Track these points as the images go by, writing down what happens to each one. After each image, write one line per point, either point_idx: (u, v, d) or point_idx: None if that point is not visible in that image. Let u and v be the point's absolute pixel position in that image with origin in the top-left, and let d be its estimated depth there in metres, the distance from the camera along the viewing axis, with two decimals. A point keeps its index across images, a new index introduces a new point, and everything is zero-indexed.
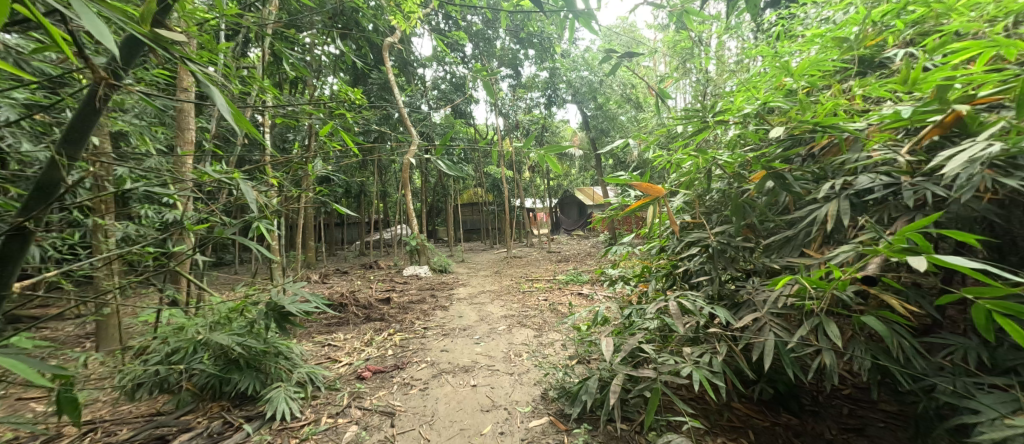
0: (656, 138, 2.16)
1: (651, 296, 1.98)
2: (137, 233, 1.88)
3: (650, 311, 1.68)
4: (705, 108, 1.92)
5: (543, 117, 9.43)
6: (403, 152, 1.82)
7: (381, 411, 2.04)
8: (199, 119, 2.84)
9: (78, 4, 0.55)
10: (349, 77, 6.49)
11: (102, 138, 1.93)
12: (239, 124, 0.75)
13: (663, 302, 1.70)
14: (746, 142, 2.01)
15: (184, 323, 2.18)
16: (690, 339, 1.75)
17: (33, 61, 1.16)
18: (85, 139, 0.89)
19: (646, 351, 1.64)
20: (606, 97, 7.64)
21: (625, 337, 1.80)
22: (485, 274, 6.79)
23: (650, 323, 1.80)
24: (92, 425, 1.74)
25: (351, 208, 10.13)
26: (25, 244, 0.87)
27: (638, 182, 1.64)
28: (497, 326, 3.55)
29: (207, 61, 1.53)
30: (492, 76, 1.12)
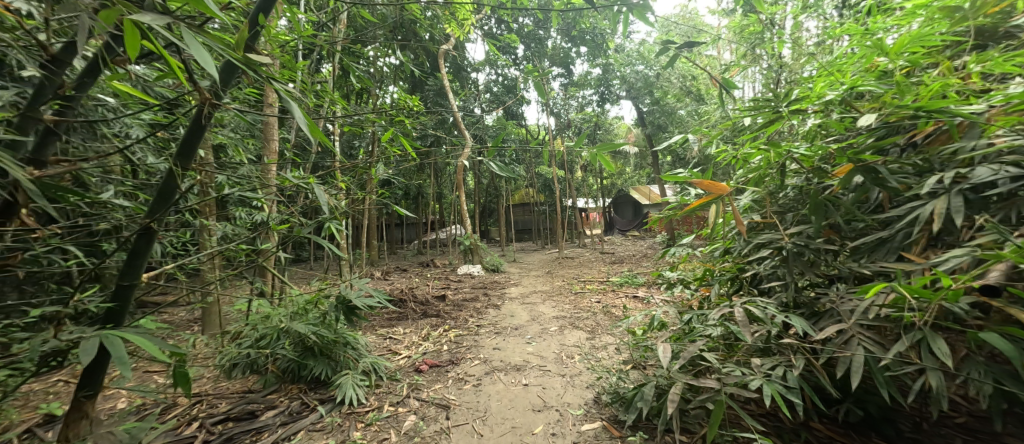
0: (720, 132, 2.03)
1: (714, 301, 1.87)
2: (233, 233, 2.14)
3: (714, 317, 1.58)
4: (778, 97, 1.77)
5: (595, 115, 9.23)
6: (458, 154, 1.89)
7: (437, 404, 2.14)
8: (281, 130, 3.17)
9: (189, 38, 0.65)
10: (408, 85, 6.87)
11: (205, 150, 2.23)
12: (314, 134, 0.83)
13: (728, 308, 1.60)
14: (828, 132, 1.82)
15: (269, 312, 2.45)
16: (760, 350, 1.62)
17: (156, 87, 1.37)
18: (194, 153, 1.04)
19: (708, 359, 1.56)
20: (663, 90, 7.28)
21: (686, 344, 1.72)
22: (536, 274, 6.82)
23: (713, 330, 1.69)
24: (198, 397, 2.02)
25: (409, 209, 10.69)
26: (150, 241, 1.03)
27: (699, 180, 1.55)
28: (548, 326, 3.55)
29: (288, 77, 1.70)
30: (546, 76, 1.12)
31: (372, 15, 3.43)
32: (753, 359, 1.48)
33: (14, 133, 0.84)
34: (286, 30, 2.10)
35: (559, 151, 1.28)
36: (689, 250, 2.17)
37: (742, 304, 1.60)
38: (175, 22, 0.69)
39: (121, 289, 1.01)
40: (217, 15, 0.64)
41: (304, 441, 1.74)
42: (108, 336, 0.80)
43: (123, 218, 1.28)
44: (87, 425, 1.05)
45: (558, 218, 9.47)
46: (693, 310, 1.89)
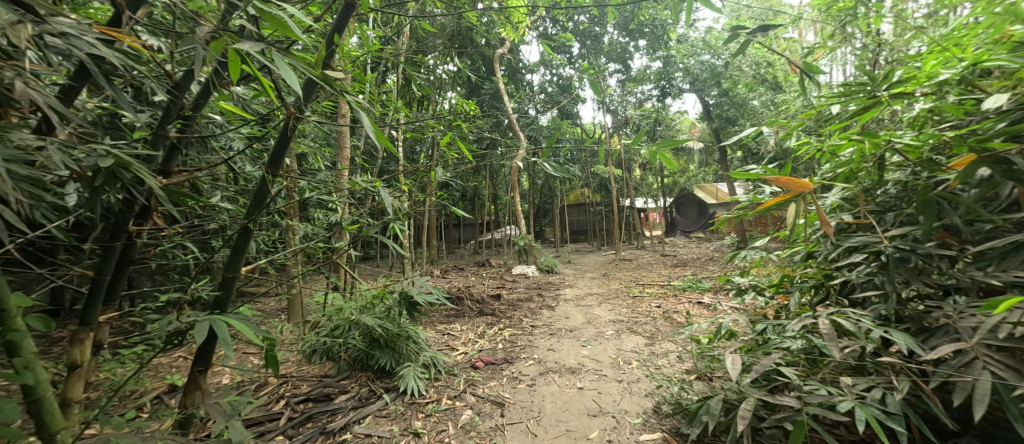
0: (802, 123, 1.84)
1: (794, 310, 1.71)
2: (313, 232, 2.38)
3: (793, 328, 1.44)
4: (875, 80, 1.57)
5: (655, 111, 8.83)
6: (513, 156, 1.92)
7: (493, 401, 2.19)
8: (352, 138, 3.45)
9: (279, 61, 0.73)
10: (465, 90, 7.11)
11: (291, 158, 2.49)
12: (380, 140, 0.90)
13: (811, 319, 1.45)
14: (942, 118, 1.58)
15: (342, 305, 2.67)
16: (851, 367, 1.45)
17: (252, 104, 1.56)
18: (281, 161, 1.17)
19: (786, 374, 1.42)
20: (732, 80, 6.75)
21: (759, 356, 1.59)
22: (592, 276, 6.69)
23: (793, 342, 1.55)
24: (284, 378, 2.27)
25: (466, 210, 11.05)
26: (247, 240, 1.20)
27: (774, 177, 1.42)
28: (604, 330, 3.48)
29: (360, 89, 1.85)
30: (603, 72, 1.08)
31: (432, 25, 3.59)
32: (842, 379, 1.34)
33: (148, 148, 1.01)
34: (358, 45, 2.27)
35: (614, 150, 1.25)
36: (763, 253, 2.00)
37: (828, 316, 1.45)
38: (268, 47, 0.77)
39: (225, 280, 1.17)
40: (301, 36, 0.72)
41: (372, 425, 1.89)
42: (216, 321, 0.94)
43: (227, 219, 1.48)
44: (200, 396, 1.22)
45: (614, 218, 9.18)
46: (768, 320, 1.74)
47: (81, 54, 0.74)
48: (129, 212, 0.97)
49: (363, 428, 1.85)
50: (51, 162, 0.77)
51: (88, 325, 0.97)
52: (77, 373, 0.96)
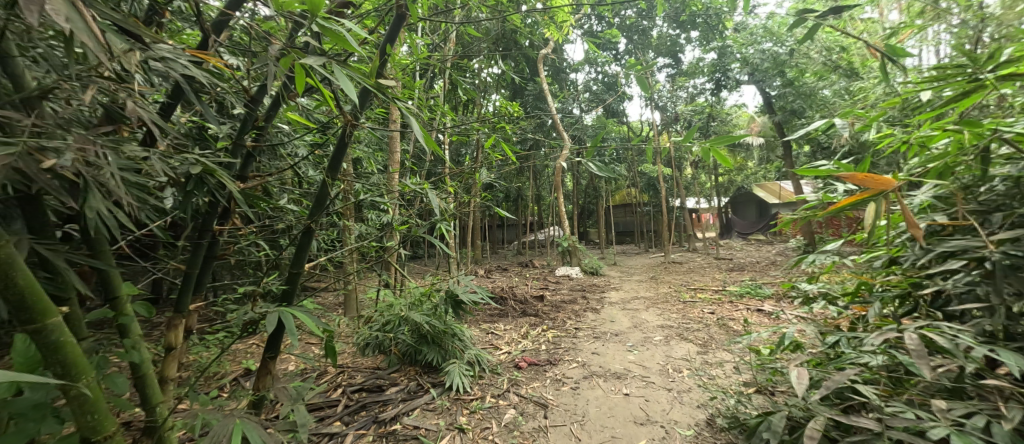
0: (883, 114, 1.65)
1: (873, 322, 1.54)
2: (366, 232, 2.52)
3: (873, 342, 1.30)
4: (977, 62, 1.37)
5: (708, 106, 8.37)
6: (557, 156, 1.91)
7: (536, 402, 2.19)
8: (402, 143, 3.61)
9: (338, 73, 0.78)
10: (509, 92, 7.19)
11: (347, 163, 2.66)
12: (429, 144, 0.93)
13: (894, 333, 1.30)
14: None
15: (393, 302, 2.81)
16: (946, 389, 1.28)
17: (314, 114, 1.69)
18: (339, 166, 1.26)
19: (863, 393, 1.29)
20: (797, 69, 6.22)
21: (831, 371, 1.45)
22: (638, 279, 6.47)
23: (871, 358, 1.40)
24: (341, 369, 2.43)
25: (510, 211, 11.15)
26: (309, 238, 1.29)
27: (849, 174, 1.29)
28: (652, 335, 3.36)
29: (409, 95, 1.93)
30: (652, 68, 1.05)
31: (477, 30, 3.66)
32: (934, 401, 1.18)
33: (229, 157, 1.13)
34: (408, 54, 2.38)
35: (663, 149, 1.21)
36: (836, 258, 1.79)
37: (916, 330, 1.29)
38: (328, 60, 0.83)
39: (292, 275, 1.28)
40: (357, 48, 0.76)
41: (419, 418, 1.97)
42: (284, 312, 1.02)
43: (293, 220, 1.61)
44: (270, 381, 1.34)
45: (662, 219, 8.82)
46: (841, 331, 1.58)
47: (176, 75, 0.84)
48: (213, 213, 1.10)
49: (412, 420, 1.94)
50: (154, 171, 0.89)
51: (181, 312, 1.11)
52: (172, 354, 1.09)
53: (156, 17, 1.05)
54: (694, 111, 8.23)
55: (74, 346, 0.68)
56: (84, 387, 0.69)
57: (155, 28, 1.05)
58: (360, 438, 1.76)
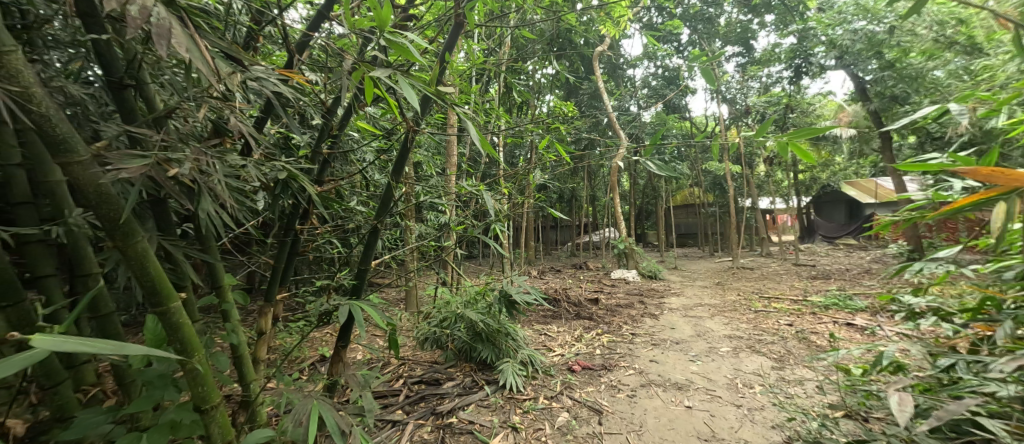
0: (1017, 95, 1.38)
1: (1003, 346, 1.29)
2: (426, 232, 2.64)
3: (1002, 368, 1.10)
4: None
5: (786, 96, 7.62)
6: (612, 155, 1.86)
7: (590, 407, 2.16)
8: (460, 146, 3.74)
9: (403, 83, 0.83)
10: (564, 92, 7.13)
11: (408, 167, 2.81)
12: (485, 148, 0.96)
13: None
14: None
15: (450, 299, 2.91)
16: None
17: (380, 121, 1.81)
18: (402, 170, 1.33)
19: (987, 428, 1.09)
20: (898, 49, 5.44)
21: (942, 398, 1.25)
22: (702, 285, 6.08)
23: (999, 387, 1.18)
24: (403, 361, 2.57)
25: (563, 212, 11.05)
26: (375, 237, 1.39)
27: (969, 168, 1.09)
28: (717, 346, 3.14)
29: (466, 100, 2.00)
30: (718, 58, 0.97)
31: (532, 32, 3.68)
32: None
33: (309, 163, 1.26)
34: (465, 59, 2.45)
35: (731, 144, 1.12)
36: (952, 266, 1.50)
37: None
38: (393, 71, 0.89)
39: (361, 271, 1.38)
40: (418, 58, 0.81)
41: (474, 413, 2.03)
42: (354, 305, 1.11)
43: (361, 220, 1.74)
44: (342, 367, 1.45)
45: (734, 220, 8.07)
46: (959, 354, 1.35)
47: (268, 92, 0.95)
48: (296, 215, 1.23)
49: (467, 414, 2.00)
50: (249, 177, 1.02)
51: (271, 302, 1.26)
52: (263, 338, 1.25)
53: (252, 42, 1.20)
54: (768, 103, 7.54)
55: (190, 328, 0.80)
56: (196, 363, 0.81)
57: (251, 52, 1.20)
58: (419, 428, 1.85)
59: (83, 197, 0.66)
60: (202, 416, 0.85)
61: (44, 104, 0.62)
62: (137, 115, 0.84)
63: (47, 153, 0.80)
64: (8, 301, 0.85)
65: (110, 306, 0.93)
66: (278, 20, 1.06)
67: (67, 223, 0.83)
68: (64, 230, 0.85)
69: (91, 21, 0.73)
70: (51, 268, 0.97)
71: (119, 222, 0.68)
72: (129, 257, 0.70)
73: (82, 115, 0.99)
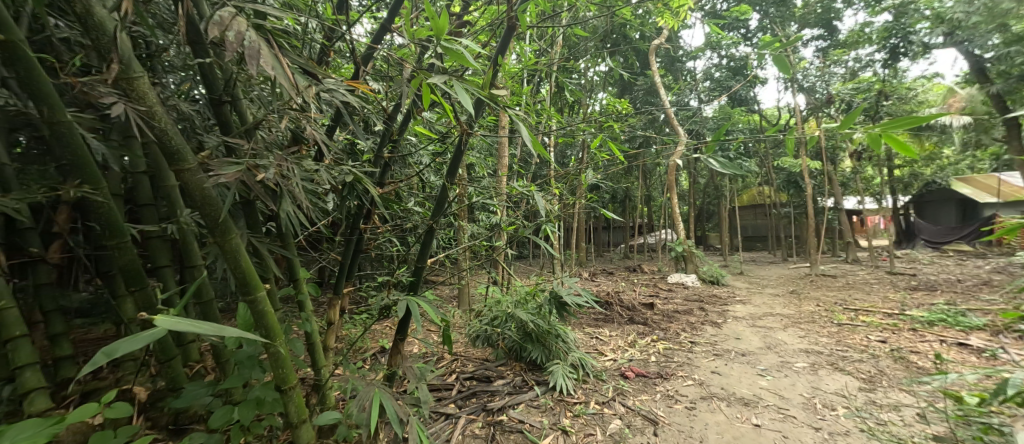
0: None
1: None
2: (478, 232, 2.71)
3: None
4: None
5: (877, 81, 6.70)
6: (669, 153, 1.78)
7: (645, 416, 2.08)
8: (511, 148, 3.80)
9: (458, 89, 0.86)
10: (618, 89, 6.94)
11: (462, 169, 2.90)
12: (537, 149, 0.97)
13: None
14: None
15: (500, 298, 2.95)
16: None
17: (435, 125, 1.89)
18: (455, 171, 1.38)
19: None
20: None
21: None
22: (772, 293, 5.59)
23: None
24: (455, 357, 2.65)
25: (616, 212, 10.73)
26: (431, 236, 1.45)
27: None
28: (790, 361, 2.87)
29: (517, 102, 2.02)
30: (795, 44, 0.85)
31: (584, 30, 3.63)
32: None
33: (372, 167, 1.35)
34: (518, 61, 2.48)
35: (809, 138, 1.01)
36: None
37: None
38: (449, 78, 0.93)
39: (417, 268, 1.45)
40: (472, 63, 0.84)
41: (524, 413, 2.04)
42: (411, 301, 1.18)
43: (418, 220, 1.82)
44: (400, 359, 1.54)
45: (811, 221, 7.00)
46: None
47: (337, 102, 1.04)
48: (360, 215, 1.33)
49: (517, 413, 2.03)
50: (321, 181, 1.12)
51: (339, 295, 1.37)
52: (332, 328, 1.35)
53: (325, 57, 1.32)
54: (856, 90, 6.65)
55: (273, 316, 0.89)
56: (278, 346, 0.90)
57: (323, 66, 1.32)
58: (470, 423, 1.90)
59: (190, 199, 0.76)
60: (283, 395, 0.94)
61: (163, 120, 0.73)
62: (232, 128, 0.96)
63: (166, 163, 0.95)
64: (137, 286, 1.01)
65: (210, 293, 1.07)
66: (347, 35, 1.16)
67: (179, 222, 0.97)
68: (176, 227, 1.00)
69: (199, 47, 0.85)
70: (167, 259, 1.14)
71: (218, 220, 0.78)
72: (225, 251, 0.80)
73: (190, 129, 1.16)
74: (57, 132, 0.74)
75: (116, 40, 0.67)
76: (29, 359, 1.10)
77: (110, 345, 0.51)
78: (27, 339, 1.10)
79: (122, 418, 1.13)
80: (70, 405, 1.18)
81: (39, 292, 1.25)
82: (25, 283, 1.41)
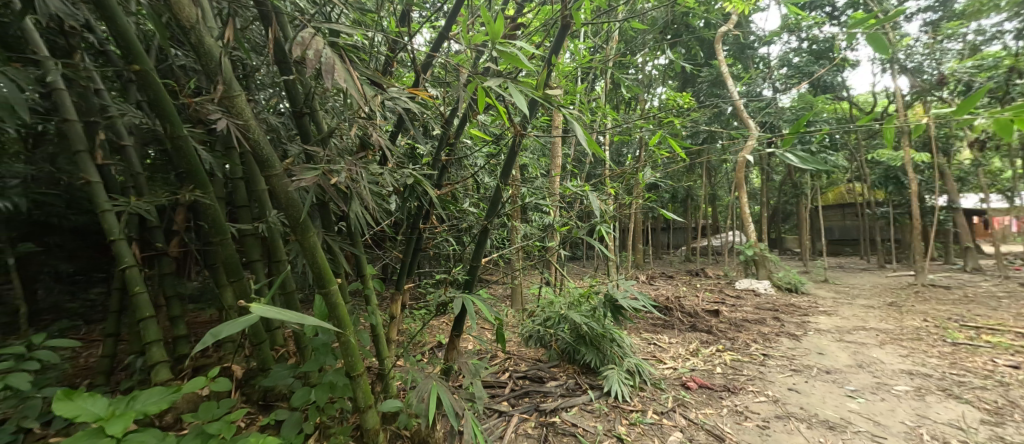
0: None
1: None
2: (531, 232, 2.73)
3: None
4: None
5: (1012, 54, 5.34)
6: (738, 148, 1.64)
7: (709, 431, 1.96)
8: (565, 148, 3.76)
9: (512, 90, 0.87)
10: (679, 83, 6.62)
11: (516, 170, 2.94)
12: (591, 147, 0.95)
13: None
14: None
15: (553, 299, 2.93)
16: None
17: (489, 127, 1.93)
18: (509, 173, 1.40)
19: None
20: None
21: None
22: (863, 304, 4.94)
23: None
24: (508, 355, 2.69)
25: (677, 213, 10.17)
26: (485, 235, 1.49)
27: None
28: (886, 382, 2.54)
29: (571, 101, 2.00)
30: (894, 19, 0.73)
31: (643, 23, 3.49)
32: None
33: (431, 169, 1.42)
34: (572, 61, 2.46)
35: (912, 127, 0.88)
36: None
37: None
38: (503, 80, 0.94)
39: (472, 267, 1.50)
40: (528, 64, 0.85)
41: (578, 416, 2.02)
42: (467, 299, 1.22)
43: (473, 220, 1.88)
44: (456, 354, 1.59)
45: (915, 219, 6.06)
46: None
47: (400, 109, 1.11)
48: (419, 215, 1.39)
49: (571, 417, 2.01)
50: (385, 183, 1.19)
51: (400, 291, 1.45)
52: (394, 322, 1.44)
53: (390, 67, 1.41)
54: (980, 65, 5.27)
55: (344, 308, 0.97)
56: (348, 336, 0.98)
57: (388, 76, 1.41)
58: (523, 422, 1.93)
59: (277, 201, 0.86)
60: (352, 381, 1.02)
61: (256, 133, 0.83)
62: (311, 137, 1.06)
63: (258, 169, 1.08)
64: (235, 278, 1.16)
65: (292, 286, 1.19)
66: (409, 46, 1.23)
67: (268, 222, 1.09)
68: (265, 227, 1.13)
69: (284, 66, 0.95)
70: (258, 255, 1.29)
71: (299, 220, 0.87)
72: (305, 248, 0.89)
73: (276, 139, 1.30)
74: (176, 145, 0.87)
75: (220, 65, 0.77)
76: (155, 336, 1.30)
77: (216, 327, 0.59)
78: (154, 319, 1.30)
79: (223, 392, 1.31)
80: (184, 378, 1.39)
81: (162, 281, 1.48)
82: (151, 272, 1.67)
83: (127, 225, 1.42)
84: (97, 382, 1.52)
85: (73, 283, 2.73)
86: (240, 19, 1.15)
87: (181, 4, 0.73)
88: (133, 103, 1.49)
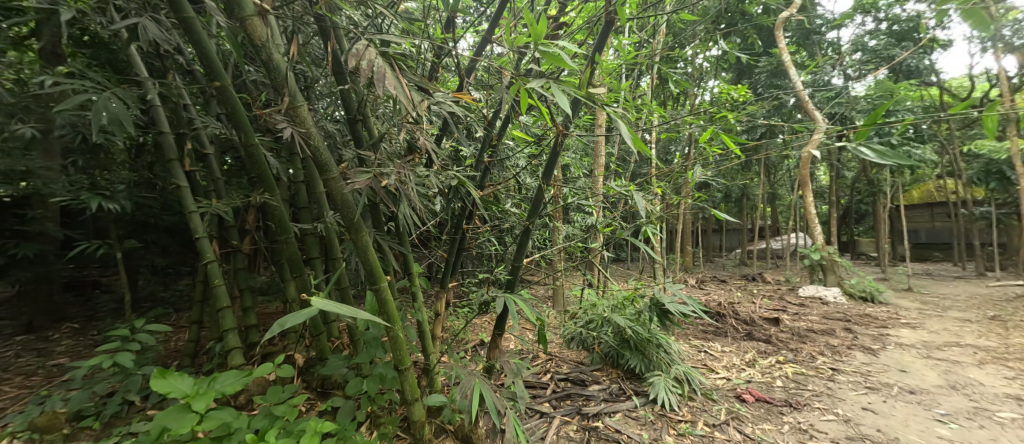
0: None
1: None
2: (573, 233, 2.70)
3: None
4: None
5: None
6: (802, 144, 1.51)
7: None
8: (609, 147, 3.68)
9: (555, 90, 0.86)
10: (733, 75, 6.25)
11: (558, 170, 2.93)
12: (636, 145, 0.93)
13: None
14: None
15: (596, 301, 2.87)
16: None
17: (532, 128, 1.94)
18: (550, 173, 1.40)
19: None
20: None
21: None
22: (955, 317, 4.36)
23: None
24: (549, 357, 2.68)
25: (730, 214, 9.59)
26: (527, 235, 1.50)
27: None
28: (985, 408, 2.23)
29: (615, 98, 1.96)
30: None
31: (693, 14, 3.33)
32: None
33: (474, 171, 1.45)
34: (616, 57, 2.40)
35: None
36: None
37: None
38: (546, 80, 0.94)
39: (514, 267, 1.51)
40: (570, 64, 0.84)
41: (622, 422, 1.97)
42: (509, 298, 1.23)
43: (514, 220, 1.89)
44: (498, 353, 1.61)
45: None
46: None
47: (445, 112, 1.15)
48: (463, 215, 1.43)
49: (614, 422, 1.96)
50: (431, 184, 1.24)
51: (445, 288, 1.49)
52: (439, 319, 1.49)
53: (435, 73, 1.47)
54: None
55: (393, 304, 1.02)
56: (397, 330, 1.02)
57: (433, 81, 1.47)
58: (565, 424, 1.91)
59: (333, 202, 0.93)
60: (400, 374, 1.06)
61: (315, 139, 0.89)
62: (363, 142, 1.13)
63: (318, 173, 1.16)
64: (297, 273, 1.25)
65: (347, 282, 1.27)
66: (454, 51, 1.27)
67: (326, 222, 1.17)
68: (323, 226, 1.21)
69: (340, 76, 1.02)
70: (317, 252, 1.39)
71: (353, 220, 0.93)
72: (358, 246, 0.95)
73: (333, 144, 1.39)
74: (250, 152, 0.97)
75: (286, 78, 0.85)
76: (231, 325, 1.45)
77: (282, 318, 0.64)
78: (230, 310, 1.44)
79: (287, 378, 1.42)
80: (255, 363, 1.53)
81: (236, 275, 1.64)
82: (227, 267, 1.86)
83: (208, 224, 1.59)
84: (185, 364, 1.72)
85: (165, 276, 3.09)
86: (303, 36, 1.25)
87: (254, 25, 0.81)
88: (214, 115, 1.66)
